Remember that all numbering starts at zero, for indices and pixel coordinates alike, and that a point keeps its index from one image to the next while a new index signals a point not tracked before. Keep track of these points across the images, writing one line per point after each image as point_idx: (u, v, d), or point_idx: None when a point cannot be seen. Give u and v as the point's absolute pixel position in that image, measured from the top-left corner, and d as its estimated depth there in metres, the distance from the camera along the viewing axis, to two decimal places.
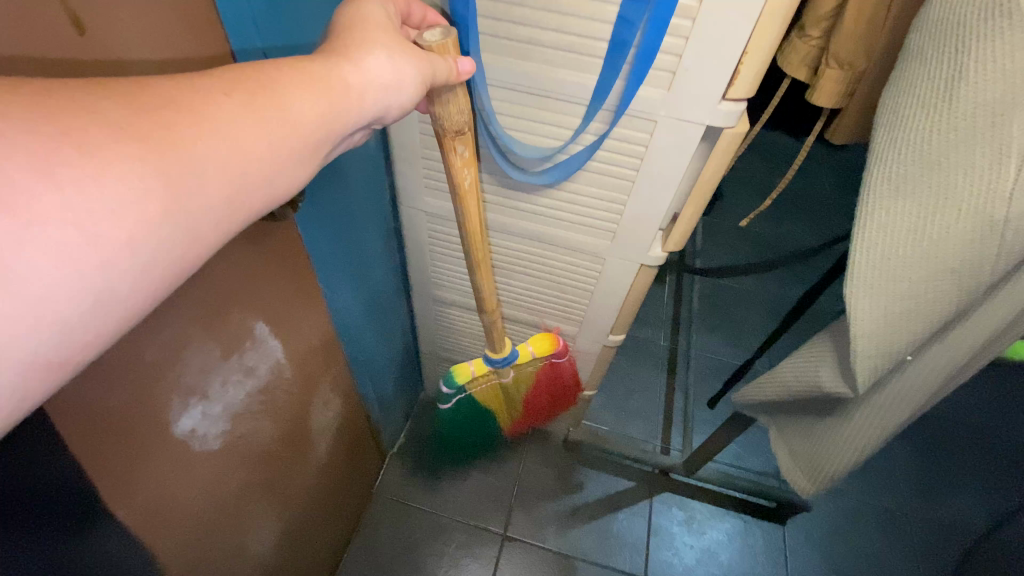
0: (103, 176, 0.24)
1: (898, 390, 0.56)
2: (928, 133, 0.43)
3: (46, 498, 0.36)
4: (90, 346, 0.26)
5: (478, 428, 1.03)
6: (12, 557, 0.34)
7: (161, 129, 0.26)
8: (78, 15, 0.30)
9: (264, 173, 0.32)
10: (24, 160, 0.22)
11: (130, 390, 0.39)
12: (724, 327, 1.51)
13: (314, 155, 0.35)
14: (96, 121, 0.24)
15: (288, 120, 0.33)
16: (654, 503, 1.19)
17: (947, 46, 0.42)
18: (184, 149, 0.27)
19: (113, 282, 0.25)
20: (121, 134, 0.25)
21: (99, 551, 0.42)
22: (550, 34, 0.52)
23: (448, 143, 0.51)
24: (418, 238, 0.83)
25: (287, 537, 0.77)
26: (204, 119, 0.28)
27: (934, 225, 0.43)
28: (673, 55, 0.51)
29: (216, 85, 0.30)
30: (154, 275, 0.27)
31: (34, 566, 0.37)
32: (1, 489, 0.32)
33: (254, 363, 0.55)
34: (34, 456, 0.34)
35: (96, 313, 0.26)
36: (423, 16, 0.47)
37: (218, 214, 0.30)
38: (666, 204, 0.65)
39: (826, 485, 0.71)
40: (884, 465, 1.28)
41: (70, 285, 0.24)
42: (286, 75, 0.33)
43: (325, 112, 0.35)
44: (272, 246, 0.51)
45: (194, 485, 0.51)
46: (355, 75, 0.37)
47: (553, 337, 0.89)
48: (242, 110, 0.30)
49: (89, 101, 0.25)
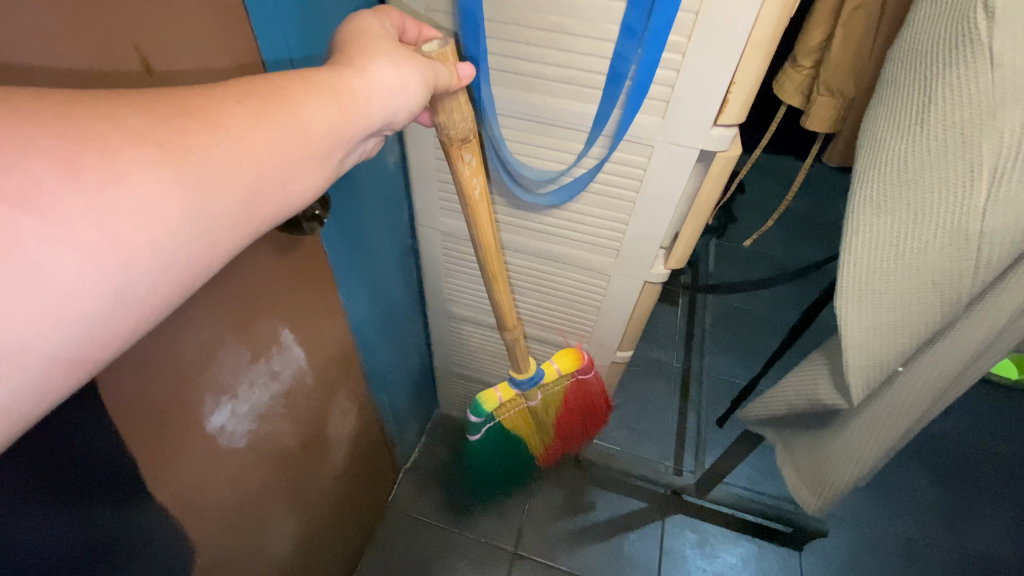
0: (121, 177, 0.24)
1: (892, 400, 0.58)
2: (904, 154, 0.46)
3: (101, 479, 0.40)
4: (108, 346, 0.26)
5: (510, 460, 0.99)
6: (76, 528, 0.39)
7: (178, 134, 0.27)
8: (147, 59, 0.35)
9: (279, 177, 0.32)
10: (51, 162, 0.22)
11: (170, 385, 0.44)
12: (736, 349, 1.52)
13: (325, 159, 0.35)
14: (116, 126, 0.25)
15: (299, 126, 0.33)
16: (666, 525, 1.18)
17: (917, 72, 0.44)
18: (195, 152, 0.27)
19: (132, 281, 0.26)
20: (141, 138, 0.25)
21: (152, 525, 0.47)
22: (553, 68, 0.57)
23: (455, 152, 0.54)
24: (434, 256, 0.88)
25: (303, 543, 0.80)
26: (220, 124, 0.28)
27: (913, 240, 0.46)
28: (665, 86, 0.55)
29: (229, 92, 0.30)
30: (174, 277, 0.28)
31: (92, 542, 0.40)
32: (70, 467, 0.36)
33: (279, 368, 0.59)
34: (95, 439, 0.38)
35: (114, 315, 0.26)
36: (419, 31, 0.49)
37: (236, 217, 0.30)
38: (666, 224, 0.69)
39: (830, 497, 0.72)
40: (902, 490, 1.25)
41: (90, 287, 0.24)
42: (297, 83, 0.33)
43: (336, 119, 0.35)
44: (299, 259, 0.56)
45: (221, 480, 0.55)
46: (361, 83, 0.37)
47: (576, 351, 0.87)
48: (255, 115, 0.30)
49: (114, 108, 0.25)
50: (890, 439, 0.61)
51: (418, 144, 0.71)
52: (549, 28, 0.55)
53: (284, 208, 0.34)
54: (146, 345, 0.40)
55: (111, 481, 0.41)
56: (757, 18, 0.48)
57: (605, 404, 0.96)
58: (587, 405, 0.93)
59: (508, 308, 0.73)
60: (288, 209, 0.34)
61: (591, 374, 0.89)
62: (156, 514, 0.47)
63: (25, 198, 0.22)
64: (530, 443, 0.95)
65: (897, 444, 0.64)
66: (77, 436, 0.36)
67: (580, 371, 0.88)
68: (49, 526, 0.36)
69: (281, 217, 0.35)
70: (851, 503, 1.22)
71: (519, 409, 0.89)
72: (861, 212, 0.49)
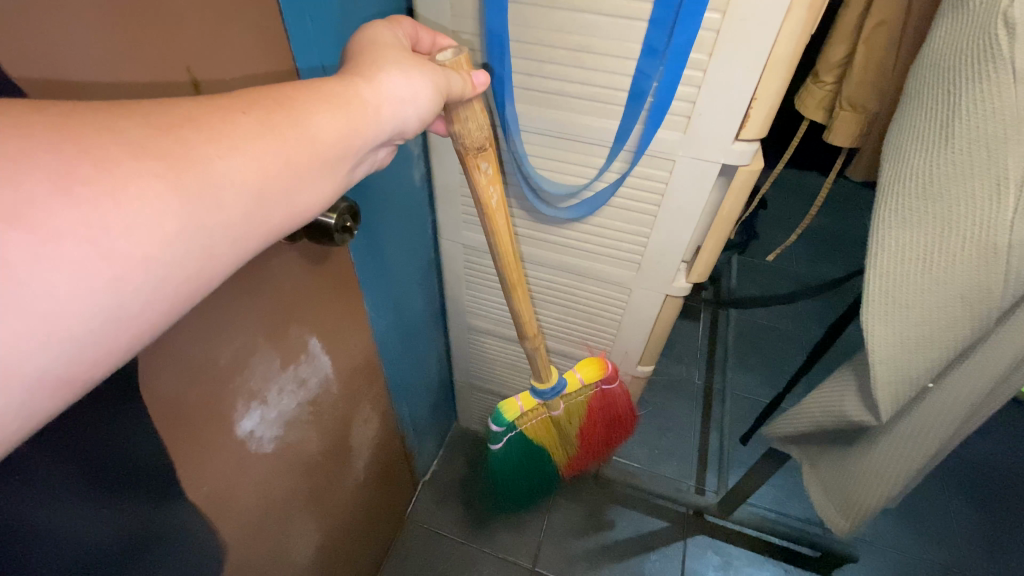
0: (118, 191, 0.23)
1: (922, 417, 0.57)
2: (929, 168, 0.45)
3: (135, 479, 0.40)
4: (99, 364, 0.25)
5: (533, 474, 0.97)
6: (114, 521, 0.40)
7: (178, 146, 0.25)
8: (196, 78, 0.37)
9: (286, 188, 0.31)
10: (43, 175, 0.21)
11: (203, 390, 0.46)
12: (759, 366, 1.49)
13: (331, 169, 0.34)
14: (114, 138, 0.24)
15: (307, 138, 0.32)
16: (688, 546, 1.16)
17: (940, 87, 0.44)
18: (195, 165, 0.26)
19: (125, 298, 0.24)
20: (139, 151, 0.24)
21: (185, 524, 0.48)
22: (575, 85, 0.59)
23: (472, 161, 0.54)
24: (456, 269, 0.89)
25: (324, 551, 0.81)
26: (223, 137, 0.27)
27: (941, 253, 0.45)
28: (688, 102, 0.56)
29: (234, 103, 0.29)
30: (170, 292, 0.27)
31: (125, 541, 0.41)
32: (109, 465, 0.38)
33: (307, 376, 0.61)
34: (130, 442, 0.39)
35: (108, 331, 0.25)
36: (432, 41, 0.50)
37: (238, 232, 0.29)
38: (688, 237, 0.69)
39: (859, 518, 0.70)
40: (936, 515, 1.21)
41: (83, 303, 0.23)
42: (305, 93, 0.32)
43: (344, 131, 0.34)
44: (329, 269, 0.58)
45: (248, 485, 0.56)
46: (371, 91, 0.37)
47: (601, 363, 0.86)
48: (260, 126, 0.29)
49: (115, 121, 0.24)
50: (921, 458, 0.59)
51: (443, 160, 0.73)
52: (572, 48, 0.56)
53: (288, 219, 0.33)
54: (182, 347, 0.42)
55: (130, 487, 0.40)
56: (778, 36, 0.49)
57: (630, 413, 0.95)
58: (612, 416, 0.92)
59: (529, 318, 0.73)
60: (293, 220, 0.33)
61: (615, 384, 0.88)
62: (186, 511, 0.47)
63: (12, 212, 0.20)
64: (555, 454, 0.93)
65: (929, 462, 0.62)
66: (90, 442, 0.36)
67: (604, 381, 0.87)
68: (93, 517, 0.38)
69: (288, 229, 0.34)
70: (882, 528, 1.17)
71: (543, 419, 0.87)
72: (886, 226, 0.49)
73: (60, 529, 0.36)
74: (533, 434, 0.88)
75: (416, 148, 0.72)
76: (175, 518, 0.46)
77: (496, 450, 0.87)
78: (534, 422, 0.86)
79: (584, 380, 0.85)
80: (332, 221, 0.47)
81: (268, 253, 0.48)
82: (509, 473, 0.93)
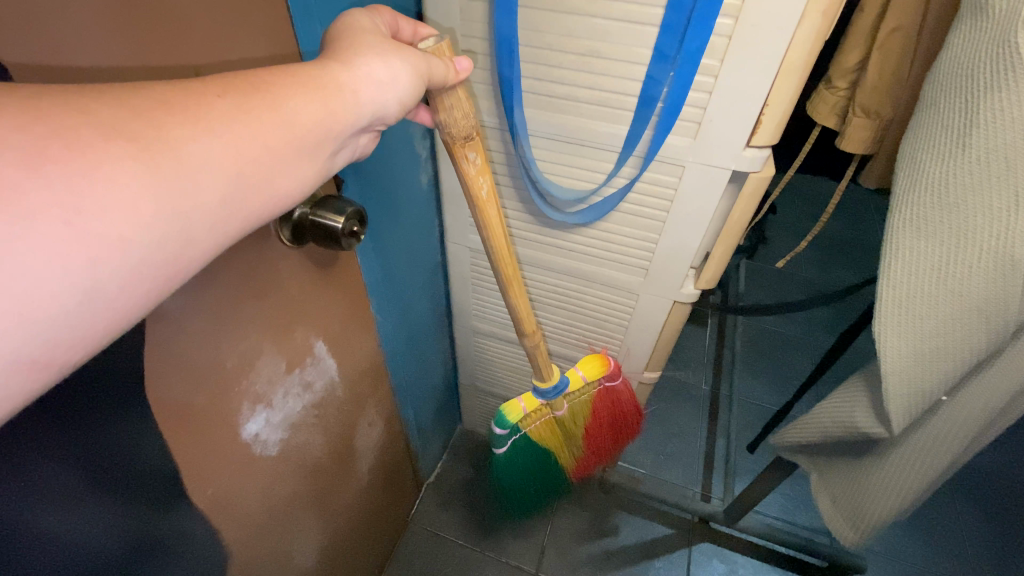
0: (92, 171, 0.23)
1: (934, 431, 0.56)
2: (945, 178, 0.45)
3: (137, 480, 0.40)
4: (76, 346, 0.25)
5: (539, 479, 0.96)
6: (116, 520, 0.40)
7: (151, 129, 0.25)
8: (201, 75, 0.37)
9: (266, 175, 0.31)
10: (15, 156, 0.21)
11: (207, 393, 0.45)
12: (767, 372, 1.48)
13: (310, 156, 0.34)
14: (88, 121, 0.24)
15: (285, 123, 0.31)
16: (693, 553, 1.15)
17: (958, 96, 0.43)
18: (172, 150, 0.26)
19: (101, 280, 0.24)
20: (111, 132, 0.24)
21: (186, 526, 0.47)
22: (584, 90, 0.59)
23: (459, 151, 0.54)
24: (463, 272, 0.89)
25: (327, 554, 0.80)
26: (200, 121, 0.27)
27: (957, 265, 0.44)
28: (698, 107, 0.56)
29: (209, 87, 0.28)
30: (149, 274, 0.26)
31: (124, 542, 0.41)
32: (112, 466, 0.38)
33: (312, 379, 0.61)
34: (133, 442, 0.39)
35: (85, 313, 0.24)
36: (414, 30, 0.47)
37: (218, 217, 0.29)
38: (698, 243, 0.68)
39: (869, 531, 0.69)
40: (946, 527, 1.19)
41: (58, 283, 0.23)
42: (282, 78, 0.32)
43: (322, 117, 0.34)
44: (334, 272, 0.58)
45: (253, 487, 0.56)
46: (348, 76, 0.36)
47: (603, 357, 0.86)
48: (236, 110, 0.29)
49: (88, 104, 0.24)
50: (933, 471, 0.58)
51: (450, 164, 0.74)
52: (582, 53, 0.56)
53: (270, 207, 0.32)
54: (185, 349, 0.42)
55: (131, 488, 0.40)
56: (790, 42, 0.48)
57: (632, 415, 0.94)
58: (615, 415, 0.91)
59: (526, 314, 0.72)
60: (275, 206, 0.33)
61: (617, 381, 0.87)
62: (189, 514, 0.47)
63: None
64: (558, 455, 0.92)
65: (941, 476, 0.61)
66: (66, 438, 0.34)
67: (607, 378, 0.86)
68: (97, 515, 0.38)
69: (271, 214, 0.33)
70: (891, 540, 1.15)
71: (547, 420, 0.86)
72: (901, 236, 0.48)
73: (43, 530, 0.34)
74: (539, 436, 0.87)
75: (424, 151, 0.72)
76: (177, 521, 0.46)
77: (501, 452, 0.85)
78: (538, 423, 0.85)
79: (586, 378, 0.85)
80: (338, 225, 0.47)
81: (274, 256, 0.48)
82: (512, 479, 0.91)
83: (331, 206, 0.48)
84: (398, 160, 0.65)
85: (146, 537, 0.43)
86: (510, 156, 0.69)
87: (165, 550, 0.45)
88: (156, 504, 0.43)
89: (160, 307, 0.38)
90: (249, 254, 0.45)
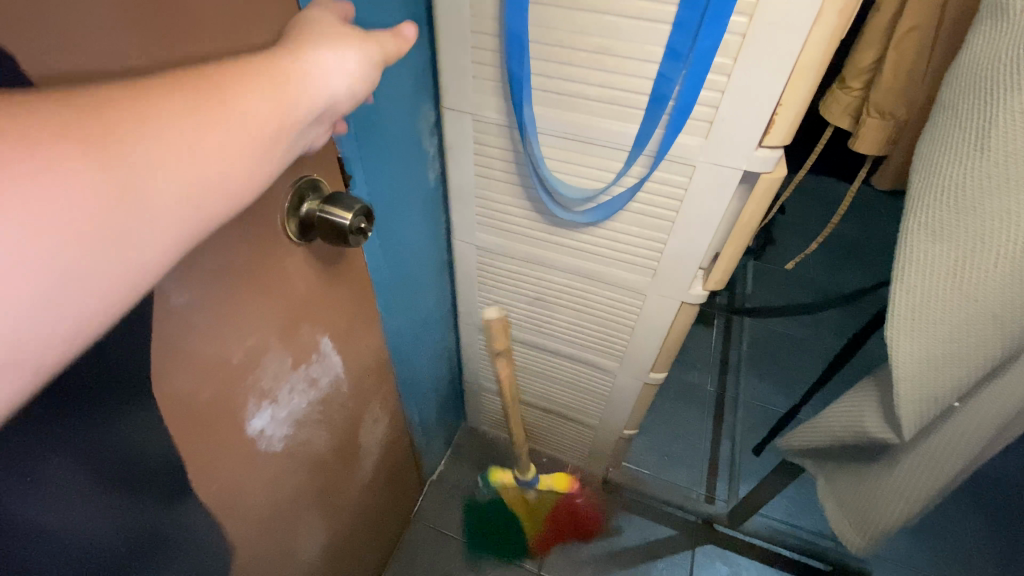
0: (33, 176, 0.20)
1: (945, 437, 0.55)
2: (962, 181, 0.44)
3: (132, 476, 0.39)
4: (50, 354, 0.23)
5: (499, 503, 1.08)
6: (109, 515, 0.39)
7: (92, 125, 0.23)
8: None
9: (227, 181, 0.28)
10: None
11: (214, 388, 0.45)
12: (774, 374, 1.47)
13: (275, 153, 0.31)
14: (25, 118, 0.21)
15: (244, 119, 0.28)
16: (696, 555, 1.14)
17: (976, 97, 0.42)
18: (119, 153, 0.23)
19: (61, 285, 0.22)
20: (50, 129, 0.21)
21: (184, 522, 0.47)
22: (595, 88, 0.58)
23: None
24: (469, 271, 0.89)
25: (330, 550, 0.81)
26: (145, 122, 0.24)
27: (973, 270, 0.43)
28: (710, 107, 0.55)
29: (153, 84, 0.25)
30: (113, 278, 0.24)
31: (117, 539, 0.40)
32: (103, 461, 0.37)
33: (318, 375, 0.60)
34: (127, 438, 0.38)
35: (46, 323, 0.22)
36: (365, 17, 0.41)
37: (183, 218, 0.26)
38: (707, 244, 0.67)
39: (876, 537, 0.68)
40: (953, 534, 1.18)
41: (9, 294, 0.20)
42: (233, 71, 0.29)
43: (282, 111, 0.31)
44: (340, 268, 0.57)
45: (257, 482, 0.56)
46: (298, 69, 0.32)
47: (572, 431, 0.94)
48: (187, 107, 0.26)
49: (24, 101, 0.21)
50: (943, 478, 0.57)
51: (457, 162, 0.73)
52: (594, 50, 0.55)
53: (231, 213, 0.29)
54: (192, 345, 0.41)
55: (125, 483, 0.39)
56: (805, 42, 0.48)
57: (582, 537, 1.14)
58: None
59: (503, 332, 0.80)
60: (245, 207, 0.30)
61: None
62: (190, 509, 0.47)
63: None
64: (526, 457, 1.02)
65: (951, 483, 0.60)
66: (55, 431, 0.32)
67: None
68: (88, 510, 0.37)
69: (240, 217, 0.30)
70: (898, 546, 1.14)
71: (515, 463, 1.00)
72: (915, 239, 0.47)
73: (42, 526, 0.34)
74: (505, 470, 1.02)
75: (432, 148, 0.72)
76: (175, 516, 0.45)
77: None
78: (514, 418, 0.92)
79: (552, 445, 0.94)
80: (346, 222, 0.47)
81: (281, 252, 0.48)
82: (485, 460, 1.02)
83: (341, 202, 0.48)
84: (406, 157, 0.65)
85: (147, 533, 0.43)
86: (519, 154, 0.69)
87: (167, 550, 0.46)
88: (157, 499, 0.43)
89: (168, 304, 0.38)
90: (256, 250, 0.45)
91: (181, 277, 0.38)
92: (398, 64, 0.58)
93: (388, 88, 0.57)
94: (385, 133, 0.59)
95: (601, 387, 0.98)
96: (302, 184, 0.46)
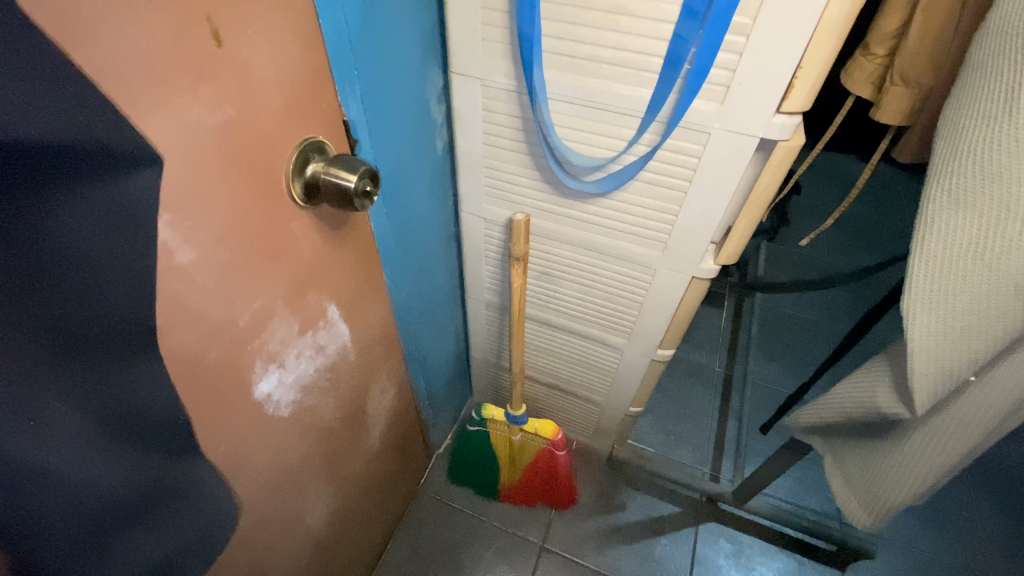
0: None
1: (960, 412, 0.54)
2: (987, 146, 0.42)
3: (155, 440, 0.35)
4: None
5: (482, 468, 1.14)
6: (137, 485, 0.34)
7: None
8: (217, 30, 0.35)
9: None
10: None
11: (221, 351, 0.46)
12: (783, 355, 1.45)
13: None
14: None
15: None
16: (699, 532, 1.15)
17: (1005, 57, 0.40)
18: None
19: None
20: None
21: (204, 491, 0.40)
22: (608, 51, 0.56)
23: None
24: (476, 243, 0.88)
25: (339, 516, 0.82)
26: None
27: (994, 238, 0.42)
28: (727, 70, 0.53)
29: None
30: None
31: (139, 512, 0.35)
32: (127, 429, 0.32)
33: (325, 342, 0.61)
34: (142, 406, 0.33)
35: None
36: None
37: None
38: (720, 215, 0.66)
39: (883, 514, 0.68)
40: (959, 516, 1.17)
41: None
42: None
43: None
44: (346, 235, 0.57)
45: (265, 445, 0.57)
46: None
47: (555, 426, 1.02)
48: None
49: None
50: (955, 455, 0.57)
51: (466, 130, 0.72)
52: (606, 10, 0.54)
53: None
54: (199, 303, 0.42)
55: (145, 443, 0.34)
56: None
57: (564, 508, 1.16)
58: (551, 472, 1.09)
59: (518, 326, 0.89)
60: None
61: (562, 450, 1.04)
62: (218, 487, 0.42)
63: None
64: (525, 409, 1.04)
65: (961, 461, 0.59)
66: (75, 385, 0.28)
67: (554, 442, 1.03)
68: (115, 473, 0.32)
69: None
70: (903, 527, 1.14)
71: (504, 435, 1.06)
72: (937, 206, 0.46)
73: (53, 476, 0.28)
74: (494, 440, 1.08)
75: (440, 116, 0.70)
76: (197, 484, 0.39)
77: (472, 430, 1.09)
78: (515, 371, 0.95)
79: (538, 431, 1.03)
80: (351, 185, 0.46)
81: (287, 214, 0.48)
82: (487, 411, 1.05)
83: (345, 164, 0.47)
84: (413, 123, 0.64)
85: (155, 487, 0.35)
86: (528, 121, 0.67)
87: (179, 503, 0.38)
88: (164, 454, 0.36)
89: (172, 261, 0.38)
90: (261, 210, 0.44)
91: (185, 235, 0.38)
92: (407, 25, 0.56)
93: (396, 50, 0.56)
94: (393, 96, 0.58)
95: (607, 362, 0.98)
96: (307, 146, 0.46)
